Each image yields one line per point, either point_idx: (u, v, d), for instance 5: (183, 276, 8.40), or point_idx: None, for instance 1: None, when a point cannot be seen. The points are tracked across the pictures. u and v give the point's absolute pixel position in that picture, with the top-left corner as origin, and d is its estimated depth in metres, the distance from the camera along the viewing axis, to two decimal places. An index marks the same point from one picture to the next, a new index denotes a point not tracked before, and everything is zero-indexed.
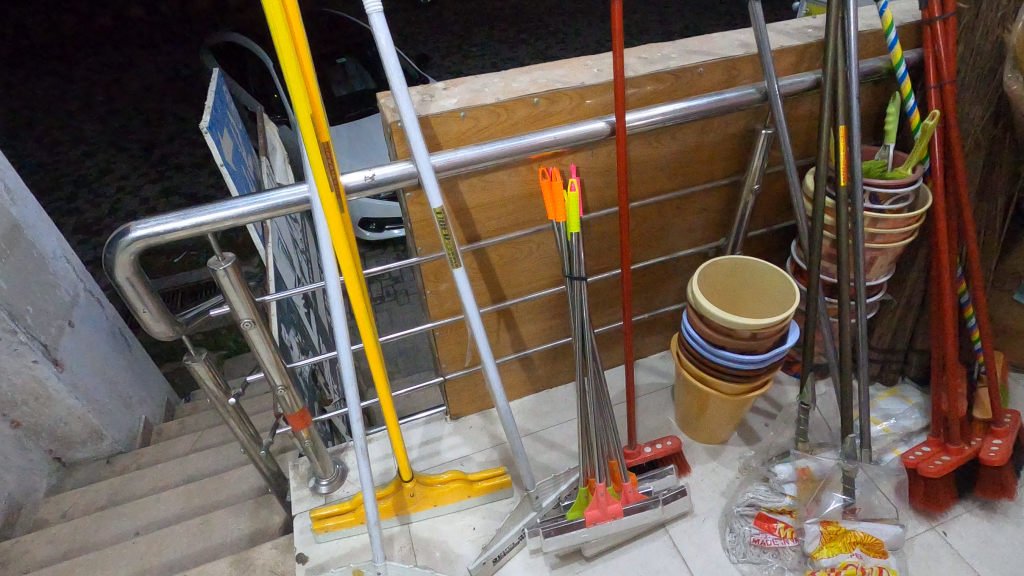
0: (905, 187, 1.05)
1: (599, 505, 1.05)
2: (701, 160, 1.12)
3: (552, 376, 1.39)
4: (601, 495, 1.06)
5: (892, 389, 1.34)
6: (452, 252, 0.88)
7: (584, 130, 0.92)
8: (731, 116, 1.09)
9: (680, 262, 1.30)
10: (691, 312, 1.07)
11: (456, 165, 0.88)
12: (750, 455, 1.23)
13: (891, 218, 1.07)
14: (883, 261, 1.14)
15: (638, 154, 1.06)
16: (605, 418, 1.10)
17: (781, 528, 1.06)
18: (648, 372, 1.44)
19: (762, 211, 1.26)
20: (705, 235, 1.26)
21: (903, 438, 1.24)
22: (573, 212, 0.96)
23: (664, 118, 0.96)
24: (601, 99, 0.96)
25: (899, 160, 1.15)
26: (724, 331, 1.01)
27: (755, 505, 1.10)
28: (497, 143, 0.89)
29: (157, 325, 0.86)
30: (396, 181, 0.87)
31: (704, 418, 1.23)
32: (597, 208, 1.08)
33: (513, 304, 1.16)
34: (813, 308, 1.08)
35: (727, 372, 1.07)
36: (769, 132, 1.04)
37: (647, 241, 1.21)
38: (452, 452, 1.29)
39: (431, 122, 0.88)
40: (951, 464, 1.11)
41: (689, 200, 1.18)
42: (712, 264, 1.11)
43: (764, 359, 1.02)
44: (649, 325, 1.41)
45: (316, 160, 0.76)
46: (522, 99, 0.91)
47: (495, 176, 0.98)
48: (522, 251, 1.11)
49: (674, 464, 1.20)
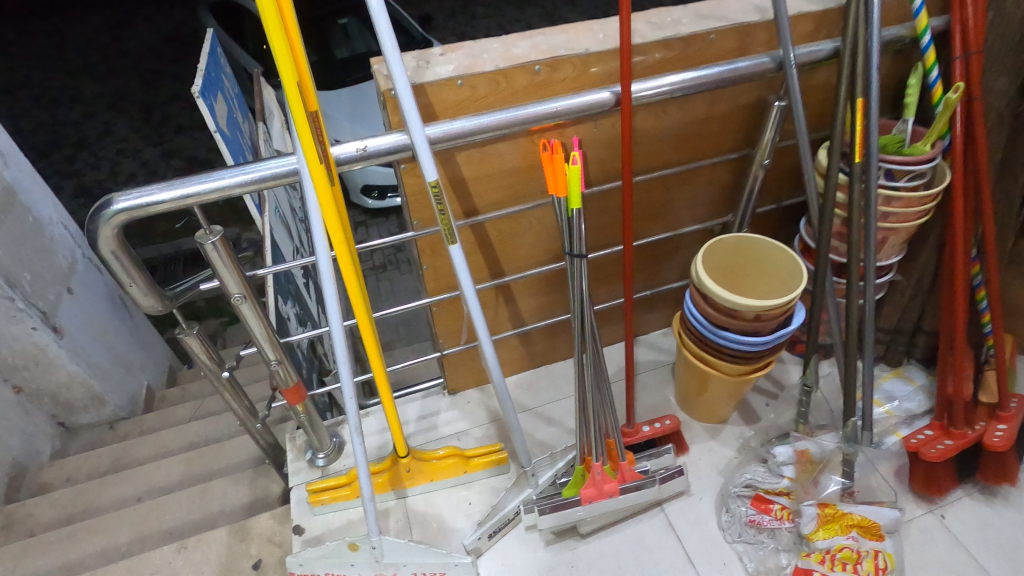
0: (923, 164, 1.01)
1: (595, 485, 1.06)
2: (709, 132, 1.07)
3: (551, 352, 1.37)
4: (597, 475, 1.06)
5: (896, 369, 1.32)
6: (448, 229, 0.85)
7: (587, 99, 0.88)
8: (743, 86, 1.04)
9: (684, 238, 1.26)
10: (695, 292, 1.05)
11: (453, 136, 0.85)
12: (749, 434, 1.22)
13: (906, 197, 1.03)
14: (895, 240, 1.10)
15: (644, 125, 1.02)
16: (603, 397, 1.09)
17: (778, 509, 1.06)
18: (648, 349, 1.42)
19: (771, 187, 1.22)
20: (711, 211, 1.22)
21: (906, 421, 1.22)
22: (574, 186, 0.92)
23: (674, 88, 0.92)
24: (607, 67, 0.92)
25: (918, 135, 1.10)
26: (728, 311, 0.99)
27: (752, 486, 1.09)
28: (496, 113, 0.86)
29: (145, 299, 0.83)
30: (389, 154, 0.83)
31: (704, 397, 1.21)
32: (600, 182, 1.05)
33: (512, 279, 1.14)
34: (820, 289, 1.06)
35: (727, 353, 1.05)
36: (782, 104, 0.99)
37: (651, 216, 1.17)
38: (449, 427, 1.28)
39: (427, 90, 0.84)
40: (953, 449, 1.09)
41: (696, 174, 1.14)
42: (717, 242, 1.08)
43: (768, 342, 1.00)
44: (651, 302, 1.38)
45: (304, 130, 0.72)
46: (523, 65, 0.87)
47: (493, 147, 0.94)
48: (521, 225, 1.07)
49: (672, 443, 1.19)
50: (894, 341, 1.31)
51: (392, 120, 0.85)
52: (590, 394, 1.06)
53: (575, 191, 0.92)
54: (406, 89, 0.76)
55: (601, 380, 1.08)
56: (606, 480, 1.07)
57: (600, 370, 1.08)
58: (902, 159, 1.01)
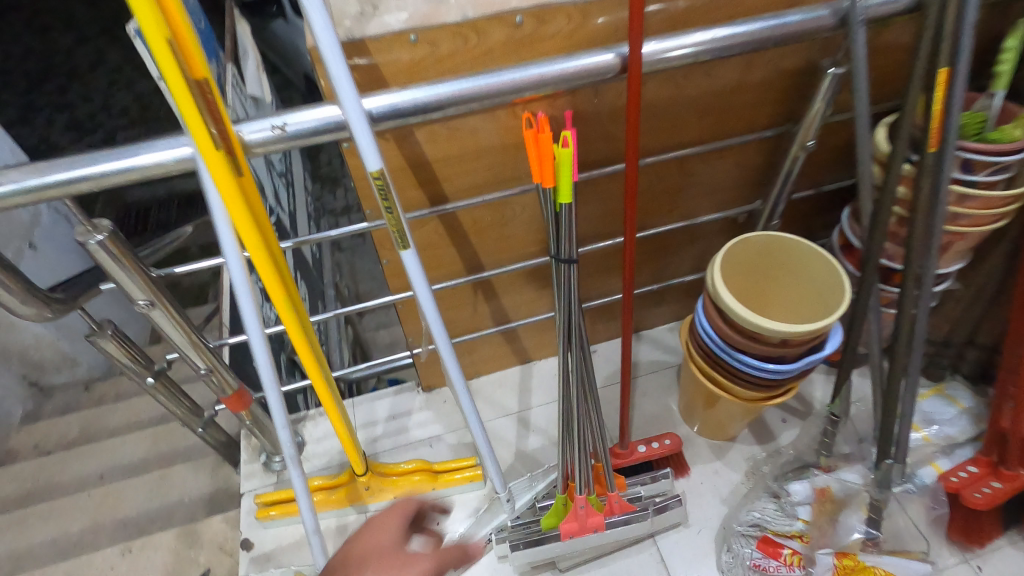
0: (1013, 155, 0.79)
1: (578, 519, 0.92)
2: (741, 104, 0.86)
3: (541, 348, 1.21)
4: (580, 509, 0.92)
5: (938, 386, 1.13)
6: (398, 231, 0.67)
7: (583, 64, 0.67)
8: (790, 46, 0.81)
9: (701, 227, 1.06)
10: (709, 303, 0.87)
11: (404, 112, 0.65)
12: (760, 457, 1.07)
13: (984, 196, 0.82)
14: (961, 246, 0.90)
15: (659, 95, 0.80)
16: (592, 416, 0.94)
17: (788, 555, 0.91)
18: (652, 347, 1.25)
19: (812, 170, 1.00)
20: (736, 197, 1.01)
21: (945, 450, 1.04)
22: (564, 175, 0.73)
23: (700, 50, 0.70)
24: (612, 20, 0.70)
25: (1007, 114, 0.87)
26: (748, 333, 0.81)
27: (760, 525, 0.94)
28: (461, 81, 0.65)
29: (24, 308, 0.68)
30: (319, 134, 0.64)
31: (711, 414, 1.05)
32: (600, 165, 0.85)
33: (491, 275, 0.96)
34: (863, 305, 0.87)
35: (743, 377, 0.88)
36: (838, 73, 0.77)
37: (662, 203, 0.98)
38: (421, 431, 1.15)
39: (371, 48, 0.64)
40: (1001, 494, 0.92)
41: (721, 154, 0.93)
42: (740, 242, 0.88)
43: (793, 370, 0.83)
44: (658, 296, 1.20)
45: (187, 105, 0.53)
46: (500, 16, 0.66)
47: (463, 122, 0.74)
48: (502, 215, 0.89)
49: (670, 467, 1.05)
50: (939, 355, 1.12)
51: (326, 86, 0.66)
52: (577, 413, 0.91)
53: (567, 181, 0.73)
54: (332, 49, 0.56)
55: (591, 396, 0.93)
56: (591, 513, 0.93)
57: (589, 387, 0.92)
58: (986, 147, 0.79)
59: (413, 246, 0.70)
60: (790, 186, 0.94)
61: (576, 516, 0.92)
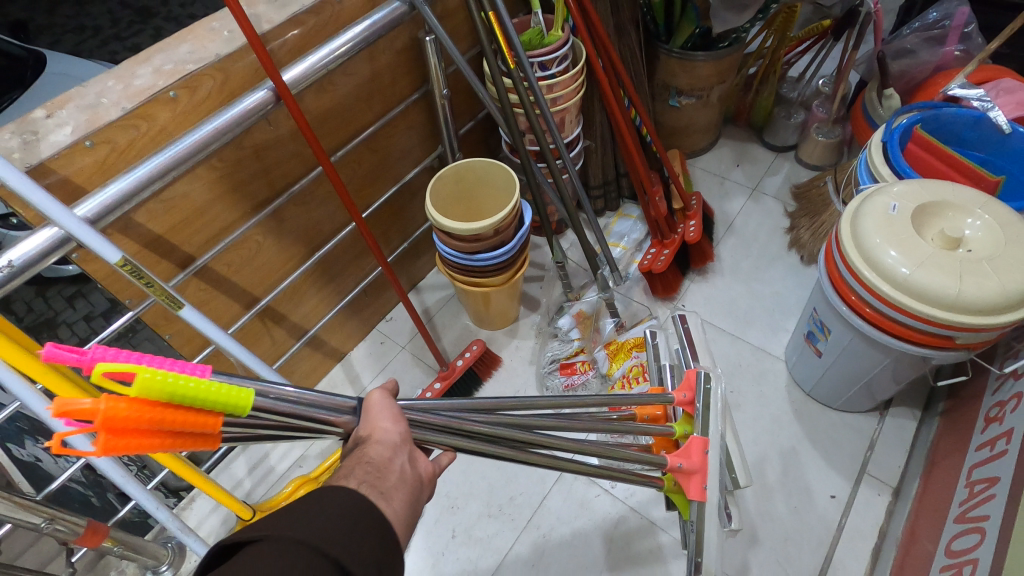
0: (561, 49, 1.17)
1: (694, 447, 0.76)
2: (384, 82, 1.09)
3: (347, 339, 1.39)
4: (678, 465, 0.76)
5: (620, 212, 1.55)
6: (166, 297, 0.78)
7: (245, 107, 0.83)
8: (391, 33, 1.04)
9: (412, 182, 1.32)
10: (440, 234, 1.14)
11: (113, 206, 0.74)
12: (538, 319, 1.41)
13: (561, 81, 1.19)
14: (570, 117, 1.28)
15: (317, 106, 0.99)
16: (531, 450, 0.67)
17: (580, 366, 1.28)
18: (432, 291, 1.49)
19: (460, 108, 1.28)
20: (423, 150, 1.28)
21: (636, 249, 1.46)
22: None
23: (325, 65, 0.91)
24: (248, 64, 0.85)
25: (549, 24, 1.25)
26: (471, 238, 1.12)
27: (556, 360, 1.30)
28: (151, 161, 0.76)
29: None
30: (47, 257, 0.70)
31: (492, 309, 1.32)
32: (302, 173, 1.03)
33: (269, 300, 1.10)
34: (530, 178, 1.21)
35: (489, 268, 1.19)
36: (432, 39, 1.04)
37: (373, 181, 1.20)
38: (285, 461, 1.24)
39: (53, 167, 0.71)
40: (672, 254, 1.36)
41: (394, 124, 1.17)
42: (438, 182, 1.15)
43: (514, 246, 1.16)
44: (414, 252, 1.43)
45: None
46: (155, 99, 0.77)
47: (173, 191, 0.85)
48: (248, 249, 1.02)
49: (485, 362, 1.31)
50: (607, 191, 1.53)
51: (29, 215, 0.70)
52: (562, 426, 0.74)
53: None
54: (19, 180, 0.63)
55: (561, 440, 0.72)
56: (688, 453, 0.76)
57: (527, 447, 0.67)
58: (546, 50, 1.16)
59: (187, 304, 0.82)
60: (452, 127, 1.22)
61: (705, 486, 0.75)
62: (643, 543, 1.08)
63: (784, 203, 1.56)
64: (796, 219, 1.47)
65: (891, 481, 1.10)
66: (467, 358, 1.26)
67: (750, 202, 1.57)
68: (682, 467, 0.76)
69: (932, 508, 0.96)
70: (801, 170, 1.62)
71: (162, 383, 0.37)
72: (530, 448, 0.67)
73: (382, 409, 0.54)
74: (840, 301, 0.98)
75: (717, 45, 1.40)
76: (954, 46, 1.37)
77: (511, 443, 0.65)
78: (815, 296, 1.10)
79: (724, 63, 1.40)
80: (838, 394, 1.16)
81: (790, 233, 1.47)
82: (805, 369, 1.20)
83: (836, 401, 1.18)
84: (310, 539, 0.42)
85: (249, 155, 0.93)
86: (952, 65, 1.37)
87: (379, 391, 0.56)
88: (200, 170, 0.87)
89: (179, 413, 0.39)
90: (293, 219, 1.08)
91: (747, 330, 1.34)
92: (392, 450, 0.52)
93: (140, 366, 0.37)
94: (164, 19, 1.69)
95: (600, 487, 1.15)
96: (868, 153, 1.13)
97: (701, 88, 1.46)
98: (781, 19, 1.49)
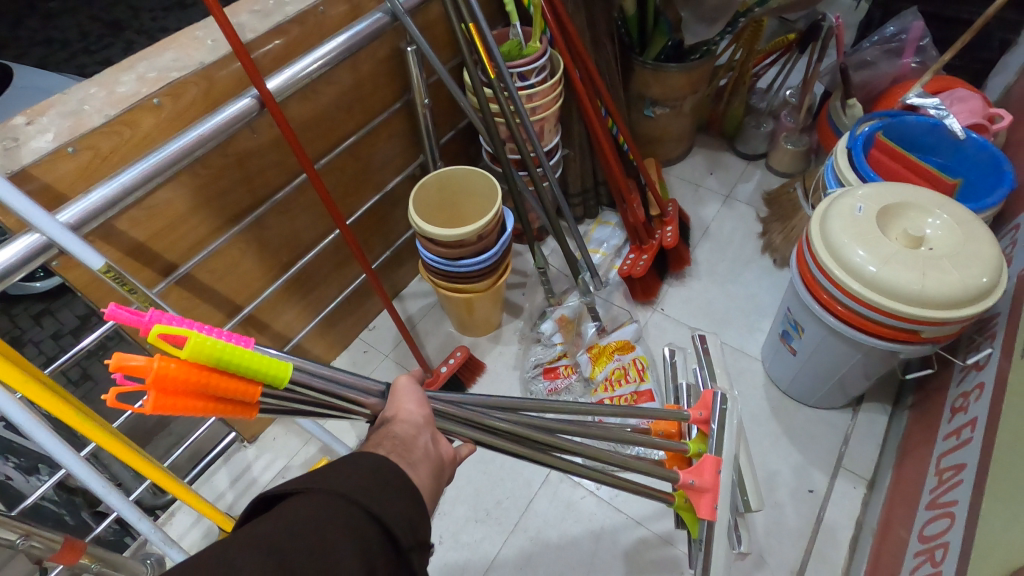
0: (540, 59, 1.20)
1: (706, 466, 0.77)
2: (367, 91, 1.10)
3: (330, 348, 1.38)
4: (692, 482, 0.77)
5: (598, 219, 1.58)
6: (150, 304, 0.78)
7: (230, 114, 0.83)
8: (374, 43, 1.06)
9: (395, 191, 1.33)
10: (423, 241, 1.16)
11: (97, 212, 0.73)
12: (521, 324, 1.43)
13: (540, 90, 1.22)
14: (549, 126, 1.31)
15: (300, 115, 1.00)
16: (545, 448, 0.71)
17: (563, 369, 1.30)
18: (415, 299, 1.50)
19: (441, 117, 1.30)
20: (405, 159, 1.30)
21: (616, 255, 1.49)
22: None
23: (308, 74, 0.92)
24: (232, 72, 0.86)
25: (527, 35, 1.28)
26: (455, 244, 1.13)
27: (540, 364, 1.31)
28: (136, 167, 0.76)
29: None
30: (28, 263, 0.69)
31: (475, 316, 1.33)
32: (285, 181, 1.04)
33: (252, 309, 1.10)
34: (511, 186, 1.23)
35: (473, 274, 1.21)
36: (414, 50, 1.06)
37: (356, 189, 1.21)
38: (268, 472, 1.23)
39: (35, 172, 0.70)
40: (650, 259, 1.40)
41: (376, 132, 1.18)
42: (420, 190, 1.16)
43: (497, 252, 1.18)
44: (396, 260, 1.44)
45: None
46: (139, 106, 0.77)
47: (156, 198, 0.85)
48: (231, 257, 1.02)
49: (469, 368, 1.31)
50: (586, 199, 1.56)
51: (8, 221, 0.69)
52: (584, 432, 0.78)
53: None
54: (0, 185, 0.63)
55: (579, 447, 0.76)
56: (701, 472, 0.77)
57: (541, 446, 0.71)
58: (525, 61, 1.19)
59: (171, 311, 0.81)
60: (434, 136, 1.24)
61: (715, 506, 0.76)
62: (629, 542, 1.10)
63: (756, 208, 1.61)
64: (768, 224, 1.52)
65: (866, 473, 1.14)
66: (452, 364, 1.27)
67: (724, 208, 1.62)
68: (693, 484, 0.77)
69: (905, 497, 0.99)
70: (771, 177, 1.67)
71: (209, 347, 0.44)
72: (544, 447, 0.71)
73: (410, 397, 0.60)
74: (812, 299, 1.02)
75: (689, 57, 1.45)
76: (911, 58, 1.44)
77: (527, 441, 0.70)
78: (788, 296, 1.14)
79: (695, 74, 1.46)
80: (813, 391, 1.20)
81: (763, 237, 1.52)
82: (781, 368, 1.23)
83: (811, 398, 1.22)
84: (346, 493, 0.46)
85: (232, 162, 0.93)
86: (910, 76, 1.45)
87: (409, 377, 0.63)
88: (184, 178, 0.87)
89: (221, 375, 0.46)
90: (277, 226, 1.08)
91: (724, 331, 1.38)
92: (417, 428, 0.58)
93: (193, 332, 0.44)
94: (135, 32, 1.68)
95: (586, 489, 1.16)
96: (834, 158, 1.18)
97: (674, 98, 1.51)
98: (749, 32, 1.55)
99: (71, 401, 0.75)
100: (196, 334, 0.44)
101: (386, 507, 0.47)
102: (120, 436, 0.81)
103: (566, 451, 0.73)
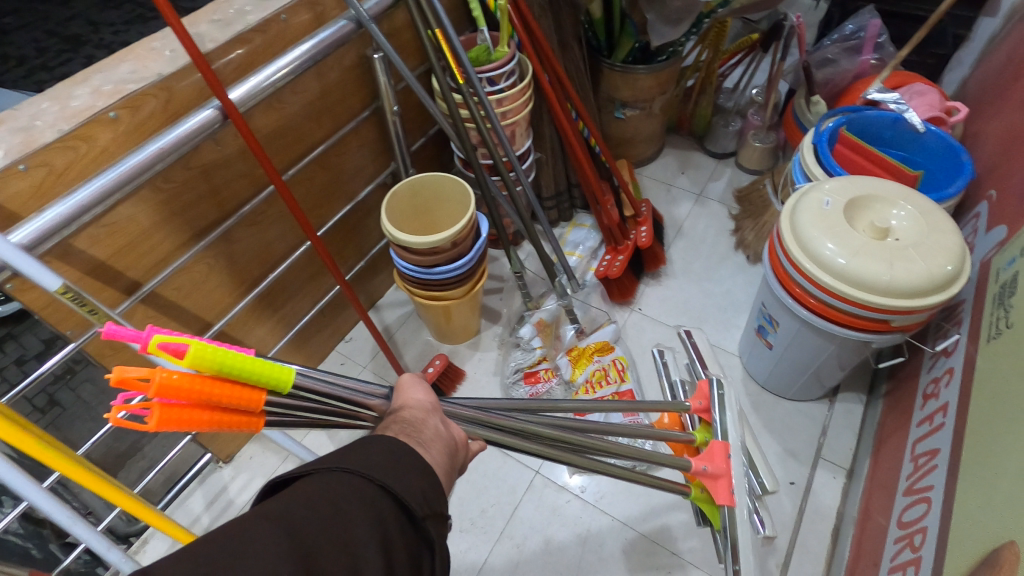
0: (508, 64, 1.19)
1: (717, 452, 0.77)
2: (334, 100, 1.09)
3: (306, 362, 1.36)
4: (706, 469, 0.77)
5: (573, 221, 1.58)
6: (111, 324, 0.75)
7: (192, 125, 0.81)
8: (339, 51, 1.05)
9: (366, 200, 1.31)
10: (397, 249, 1.14)
11: (52, 231, 0.71)
12: (500, 329, 1.42)
13: (510, 95, 1.21)
14: (521, 130, 1.31)
15: (265, 125, 0.98)
16: (553, 447, 0.71)
17: (544, 373, 1.29)
18: (392, 308, 1.48)
19: (411, 124, 1.29)
20: (376, 167, 1.28)
21: (592, 257, 1.49)
22: None
23: (271, 84, 0.90)
24: (192, 83, 0.84)
25: (494, 41, 1.28)
26: (430, 251, 1.12)
27: (520, 369, 1.30)
28: (93, 183, 0.74)
29: None
30: None
31: (453, 323, 1.32)
32: (252, 193, 1.02)
33: (222, 325, 1.07)
34: (484, 191, 1.22)
35: (450, 281, 1.19)
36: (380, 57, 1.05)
37: (327, 198, 1.19)
38: (245, 493, 1.20)
39: None
40: (626, 259, 1.40)
41: (346, 141, 1.16)
42: (392, 198, 1.15)
43: (472, 258, 1.17)
44: (371, 270, 1.42)
45: None
46: (95, 119, 0.74)
47: (117, 214, 0.82)
48: (198, 272, 0.99)
49: (448, 376, 1.30)
50: (560, 202, 1.57)
51: None
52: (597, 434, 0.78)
53: None
54: None
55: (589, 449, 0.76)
56: (713, 459, 0.77)
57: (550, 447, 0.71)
58: (493, 65, 1.18)
59: None
60: (404, 143, 1.23)
61: (732, 488, 0.75)
62: (615, 544, 1.09)
63: (728, 206, 1.63)
64: (740, 220, 1.55)
65: (844, 463, 1.16)
66: (432, 371, 1.25)
67: (696, 207, 1.63)
68: (706, 471, 0.77)
69: (882, 485, 1.01)
70: (741, 175, 1.70)
71: (212, 353, 0.44)
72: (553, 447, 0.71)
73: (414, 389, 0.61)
74: (785, 293, 1.04)
75: (656, 59, 1.47)
76: (869, 55, 1.47)
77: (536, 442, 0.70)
78: (762, 291, 1.15)
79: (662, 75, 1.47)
80: (790, 384, 1.21)
81: (736, 234, 1.54)
82: (759, 362, 1.25)
83: (789, 391, 1.24)
84: (360, 470, 0.46)
85: (196, 175, 0.91)
86: (870, 72, 1.48)
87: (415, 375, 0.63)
88: (145, 193, 0.84)
89: (223, 381, 0.46)
90: (246, 240, 1.05)
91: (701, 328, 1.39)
92: (426, 413, 0.58)
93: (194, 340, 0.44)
94: (93, 46, 1.63)
95: (570, 492, 1.16)
96: (801, 154, 1.20)
97: (643, 100, 1.52)
98: (713, 33, 1.57)
99: (32, 431, 0.72)
100: (198, 342, 0.44)
101: (404, 484, 0.47)
102: (86, 463, 0.78)
103: (575, 452, 0.73)
